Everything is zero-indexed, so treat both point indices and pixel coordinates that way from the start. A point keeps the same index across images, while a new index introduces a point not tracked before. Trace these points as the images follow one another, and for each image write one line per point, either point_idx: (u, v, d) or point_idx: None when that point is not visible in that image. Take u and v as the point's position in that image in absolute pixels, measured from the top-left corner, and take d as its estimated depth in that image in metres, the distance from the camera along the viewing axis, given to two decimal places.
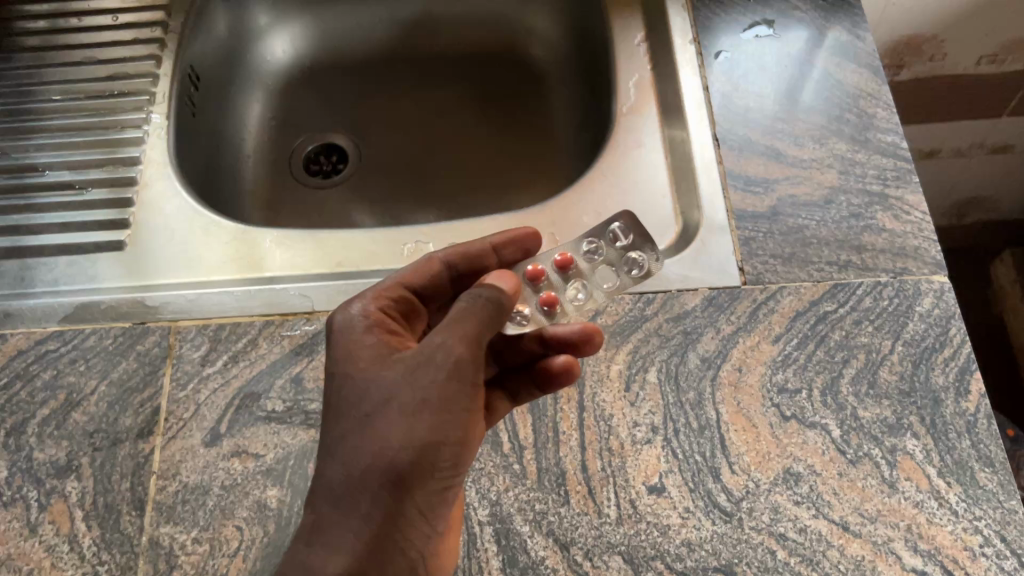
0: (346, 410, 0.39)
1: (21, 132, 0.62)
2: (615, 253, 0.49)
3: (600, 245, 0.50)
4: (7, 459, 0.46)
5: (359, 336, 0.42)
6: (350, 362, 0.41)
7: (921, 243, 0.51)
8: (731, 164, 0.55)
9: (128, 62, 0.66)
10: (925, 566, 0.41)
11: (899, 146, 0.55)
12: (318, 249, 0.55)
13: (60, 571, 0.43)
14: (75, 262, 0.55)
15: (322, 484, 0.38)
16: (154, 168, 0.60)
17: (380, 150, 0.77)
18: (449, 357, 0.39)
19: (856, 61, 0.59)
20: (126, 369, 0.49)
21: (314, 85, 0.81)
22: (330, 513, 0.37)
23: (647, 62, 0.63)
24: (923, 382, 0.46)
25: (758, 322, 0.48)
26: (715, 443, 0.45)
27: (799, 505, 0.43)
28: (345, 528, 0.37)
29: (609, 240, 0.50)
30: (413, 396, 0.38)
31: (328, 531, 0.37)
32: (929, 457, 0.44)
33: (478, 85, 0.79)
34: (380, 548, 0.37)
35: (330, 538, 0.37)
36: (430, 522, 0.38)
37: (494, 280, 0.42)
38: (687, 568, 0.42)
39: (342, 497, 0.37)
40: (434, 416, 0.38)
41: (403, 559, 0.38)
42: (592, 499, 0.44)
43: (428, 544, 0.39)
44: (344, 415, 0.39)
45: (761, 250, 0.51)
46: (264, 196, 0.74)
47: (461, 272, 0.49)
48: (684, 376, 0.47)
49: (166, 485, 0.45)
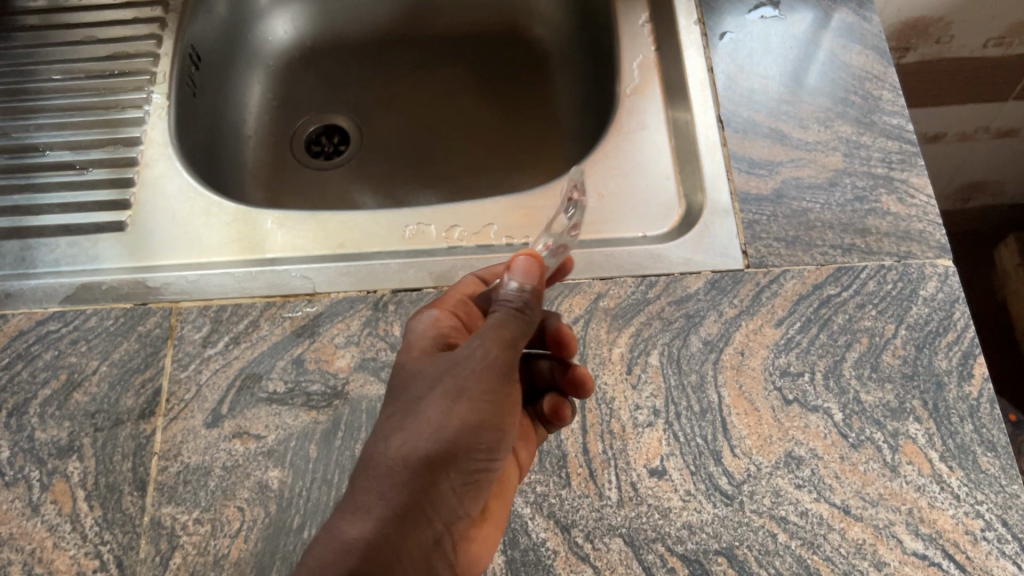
0: (392, 395, 0.40)
1: (21, 112, 0.62)
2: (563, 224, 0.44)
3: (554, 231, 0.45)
4: (8, 439, 0.46)
5: (421, 337, 0.43)
6: (410, 355, 0.42)
7: (926, 227, 0.51)
8: (735, 146, 0.55)
9: (128, 41, 0.66)
10: (925, 550, 0.41)
11: (904, 128, 0.55)
12: (320, 230, 0.55)
13: (63, 550, 0.43)
14: (76, 242, 0.55)
15: (361, 459, 0.38)
16: (154, 148, 0.60)
17: (383, 131, 0.77)
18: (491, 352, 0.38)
19: (862, 42, 0.58)
20: (127, 350, 0.49)
21: (315, 65, 0.80)
22: (367, 481, 0.37)
23: (651, 42, 0.62)
24: (927, 366, 0.46)
25: (761, 305, 0.48)
26: (716, 427, 0.45)
27: (800, 489, 0.43)
28: (373, 494, 0.36)
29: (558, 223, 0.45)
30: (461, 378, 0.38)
31: (359, 496, 0.36)
32: (931, 441, 0.44)
33: (480, 65, 0.79)
34: (408, 517, 0.36)
35: (360, 502, 0.36)
36: (459, 500, 0.38)
37: (516, 271, 0.40)
38: (688, 551, 0.42)
39: (375, 467, 0.37)
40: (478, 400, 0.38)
41: (429, 529, 0.37)
42: (593, 482, 0.44)
43: (455, 521, 0.38)
44: (396, 397, 0.39)
45: (765, 233, 0.51)
46: (266, 177, 0.74)
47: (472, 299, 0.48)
48: (686, 359, 0.47)
49: (167, 466, 0.45)
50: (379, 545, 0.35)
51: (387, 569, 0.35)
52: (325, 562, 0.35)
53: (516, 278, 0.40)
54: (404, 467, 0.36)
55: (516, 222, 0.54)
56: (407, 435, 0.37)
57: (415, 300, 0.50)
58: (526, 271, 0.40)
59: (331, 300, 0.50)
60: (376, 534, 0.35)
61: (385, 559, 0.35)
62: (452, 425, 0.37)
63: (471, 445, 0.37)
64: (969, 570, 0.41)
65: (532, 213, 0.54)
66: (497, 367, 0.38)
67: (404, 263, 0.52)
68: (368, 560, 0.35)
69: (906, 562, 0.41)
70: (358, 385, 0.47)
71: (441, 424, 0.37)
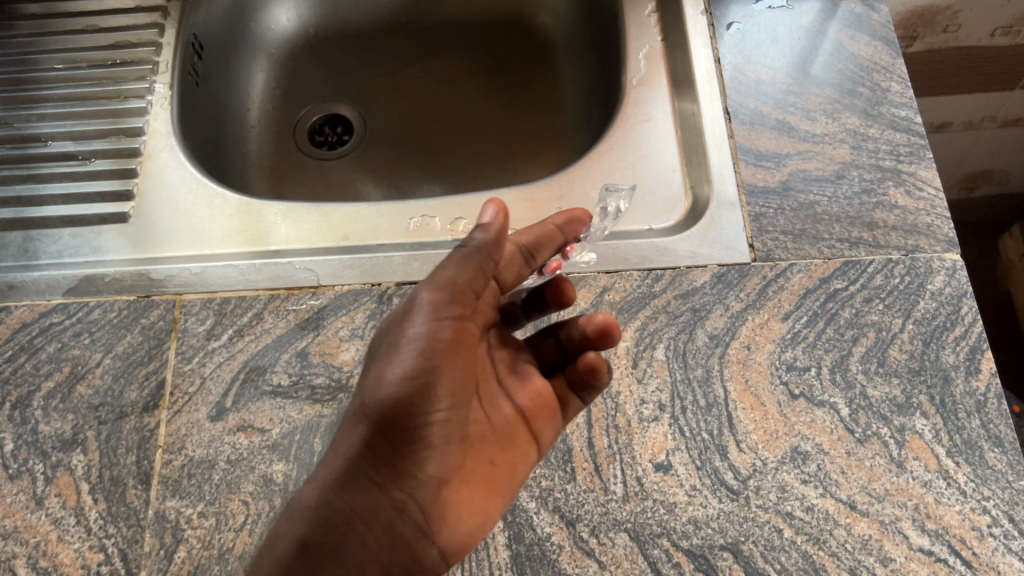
0: (368, 358, 0.43)
1: (23, 102, 0.62)
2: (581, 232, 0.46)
3: None
4: (12, 432, 0.46)
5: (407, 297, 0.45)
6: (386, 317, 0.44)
7: (934, 220, 0.50)
8: (742, 138, 0.54)
9: (131, 30, 0.66)
10: (932, 546, 0.41)
11: (912, 120, 0.54)
12: (324, 222, 0.54)
13: (67, 544, 0.43)
14: (78, 234, 0.55)
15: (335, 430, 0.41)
16: (157, 138, 0.59)
17: (386, 120, 0.76)
18: (423, 306, 0.40)
19: (870, 32, 0.58)
20: (131, 342, 0.49)
21: (317, 54, 0.80)
22: (331, 449, 0.40)
23: (657, 32, 0.62)
24: (933, 361, 0.46)
25: (768, 299, 0.48)
26: (722, 421, 0.44)
27: (806, 484, 0.43)
28: (327, 464, 0.40)
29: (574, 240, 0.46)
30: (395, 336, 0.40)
31: (325, 462, 0.40)
32: (938, 436, 0.44)
33: (484, 54, 0.78)
34: (355, 484, 0.39)
35: (320, 472, 0.40)
36: (413, 465, 0.39)
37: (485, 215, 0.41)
38: (693, 546, 0.42)
39: (337, 438, 0.40)
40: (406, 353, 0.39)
41: (385, 495, 0.39)
42: (598, 476, 0.43)
43: (416, 485, 0.40)
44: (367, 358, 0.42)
45: (771, 226, 0.51)
46: (269, 167, 0.74)
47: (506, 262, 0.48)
48: (691, 354, 0.46)
49: (171, 459, 0.45)
50: (330, 510, 0.38)
51: (338, 532, 0.38)
52: (285, 529, 0.39)
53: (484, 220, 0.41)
54: (350, 437, 0.39)
55: (521, 213, 0.54)
56: (356, 399, 0.40)
57: None
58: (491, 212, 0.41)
59: (335, 293, 0.50)
60: (327, 501, 0.39)
61: (333, 525, 0.38)
62: (383, 387, 0.38)
63: (407, 407, 0.38)
64: (975, 566, 0.40)
65: (537, 205, 0.54)
66: (431, 316, 0.39)
67: (408, 255, 0.51)
68: (313, 527, 0.38)
69: (912, 558, 0.41)
70: None
71: (377, 385, 0.39)
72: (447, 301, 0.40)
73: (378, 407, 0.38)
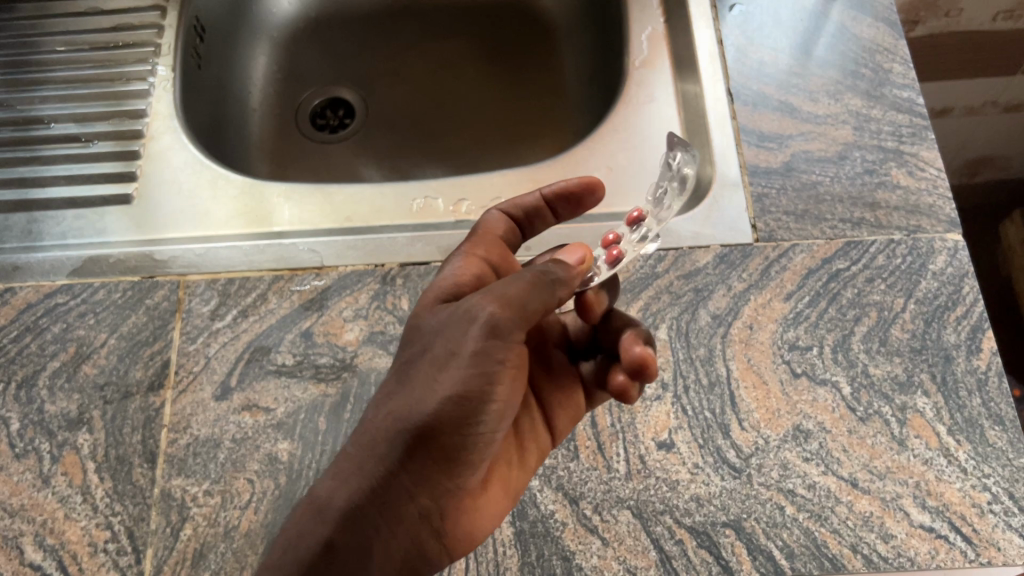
0: (398, 358, 0.41)
1: (25, 84, 0.62)
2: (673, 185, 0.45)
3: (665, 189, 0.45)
4: (18, 412, 0.46)
5: (438, 288, 0.43)
6: (417, 315, 0.42)
7: (936, 201, 0.50)
8: (745, 120, 0.54)
9: (131, 13, 0.65)
10: (932, 522, 0.41)
11: (914, 101, 0.54)
12: (327, 204, 0.54)
13: (74, 522, 0.43)
14: (82, 215, 0.55)
15: (359, 426, 0.39)
16: (160, 121, 0.59)
17: (388, 104, 0.76)
18: (486, 317, 0.38)
19: (873, 14, 0.58)
20: (136, 322, 0.49)
21: (319, 37, 0.79)
22: (353, 449, 0.38)
23: (659, 14, 0.62)
24: (935, 340, 0.46)
25: (771, 279, 0.48)
26: (725, 400, 0.45)
27: (808, 462, 0.43)
28: (357, 465, 0.38)
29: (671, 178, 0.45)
30: (449, 348, 0.38)
31: (346, 464, 0.38)
32: (939, 414, 0.44)
33: (487, 37, 0.78)
34: (390, 491, 0.37)
35: (344, 471, 0.38)
36: (450, 475, 0.39)
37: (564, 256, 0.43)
38: (696, 523, 0.42)
39: (362, 437, 0.38)
40: (465, 368, 0.37)
41: (413, 504, 0.38)
42: (601, 454, 0.44)
43: (448, 495, 0.39)
44: (399, 361, 0.40)
45: (774, 207, 0.51)
46: (271, 151, 0.74)
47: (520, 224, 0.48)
48: (694, 333, 0.47)
49: (177, 438, 0.45)
50: (356, 516, 0.37)
51: (363, 540, 0.37)
52: (306, 531, 0.37)
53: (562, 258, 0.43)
54: (385, 440, 0.37)
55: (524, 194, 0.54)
56: (394, 404, 0.38)
57: (423, 274, 0.50)
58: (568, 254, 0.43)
59: (338, 274, 0.50)
60: (352, 506, 0.37)
61: (362, 531, 0.37)
62: (436, 396, 0.37)
63: (455, 423, 0.37)
64: (975, 542, 0.41)
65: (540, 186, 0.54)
66: (496, 328, 0.38)
67: (412, 236, 0.52)
68: (341, 531, 0.37)
69: (913, 534, 0.41)
70: (367, 358, 0.47)
71: (425, 395, 0.37)
72: (514, 319, 0.38)
73: (426, 418, 0.37)
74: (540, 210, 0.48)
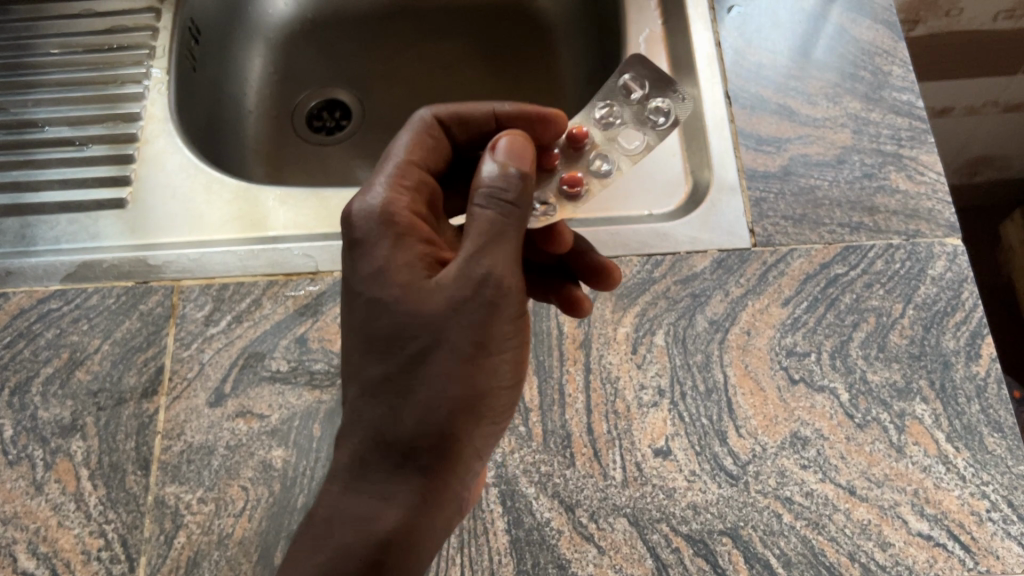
0: (381, 340, 0.36)
1: (19, 87, 0.61)
2: (632, 108, 0.44)
3: (614, 108, 0.44)
4: (11, 418, 0.46)
5: (392, 256, 0.37)
6: (381, 282, 0.37)
7: (935, 205, 0.50)
8: (743, 123, 0.54)
9: (126, 14, 0.65)
10: (931, 530, 0.41)
11: (914, 105, 0.54)
12: (322, 208, 0.54)
13: (68, 530, 0.43)
14: (76, 219, 0.55)
15: (366, 422, 0.37)
16: (154, 124, 0.59)
17: (385, 106, 0.76)
18: (498, 287, 0.35)
19: (872, 16, 0.57)
20: (129, 328, 0.49)
21: (316, 38, 0.79)
22: (381, 458, 0.37)
23: (657, 16, 0.62)
24: (934, 346, 0.46)
25: (768, 284, 0.48)
26: (722, 406, 0.44)
27: (806, 469, 0.43)
28: (395, 480, 0.37)
29: (623, 97, 0.44)
30: (463, 335, 0.35)
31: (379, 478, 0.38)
32: (938, 421, 0.44)
33: (484, 38, 0.78)
34: (434, 496, 0.37)
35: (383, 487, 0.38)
36: (476, 459, 0.39)
37: (506, 149, 0.38)
38: (692, 531, 0.42)
39: (388, 442, 0.37)
40: (486, 349, 0.36)
41: (454, 497, 0.39)
42: (597, 462, 0.43)
43: (472, 478, 0.40)
44: (384, 349, 0.37)
45: (772, 211, 0.51)
46: (267, 154, 0.74)
47: (450, 126, 0.44)
48: (691, 338, 0.46)
49: (170, 445, 0.45)
50: (409, 528, 0.37)
51: (417, 545, 0.38)
52: (354, 554, 0.37)
53: (500, 155, 0.38)
54: (423, 446, 0.37)
55: None
56: (418, 407, 0.36)
57: None
58: (509, 147, 0.38)
59: (333, 279, 0.50)
60: (405, 523, 0.37)
61: (415, 538, 0.38)
62: (465, 388, 0.36)
63: (483, 396, 0.37)
64: (973, 550, 0.40)
65: None
66: (509, 294, 0.36)
67: None
68: (396, 549, 0.37)
69: (911, 543, 0.41)
70: None
71: (448, 386, 0.36)
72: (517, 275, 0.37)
73: (459, 405, 0.36)
74: (486, 123, 0.45)
